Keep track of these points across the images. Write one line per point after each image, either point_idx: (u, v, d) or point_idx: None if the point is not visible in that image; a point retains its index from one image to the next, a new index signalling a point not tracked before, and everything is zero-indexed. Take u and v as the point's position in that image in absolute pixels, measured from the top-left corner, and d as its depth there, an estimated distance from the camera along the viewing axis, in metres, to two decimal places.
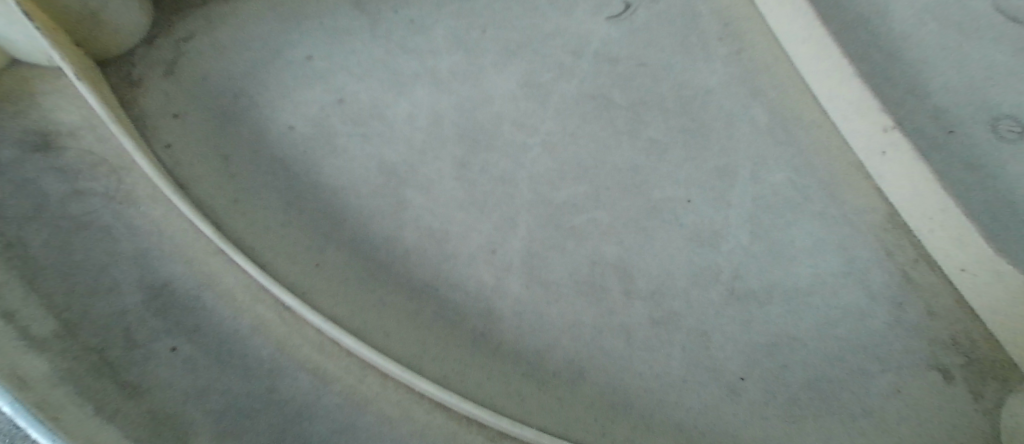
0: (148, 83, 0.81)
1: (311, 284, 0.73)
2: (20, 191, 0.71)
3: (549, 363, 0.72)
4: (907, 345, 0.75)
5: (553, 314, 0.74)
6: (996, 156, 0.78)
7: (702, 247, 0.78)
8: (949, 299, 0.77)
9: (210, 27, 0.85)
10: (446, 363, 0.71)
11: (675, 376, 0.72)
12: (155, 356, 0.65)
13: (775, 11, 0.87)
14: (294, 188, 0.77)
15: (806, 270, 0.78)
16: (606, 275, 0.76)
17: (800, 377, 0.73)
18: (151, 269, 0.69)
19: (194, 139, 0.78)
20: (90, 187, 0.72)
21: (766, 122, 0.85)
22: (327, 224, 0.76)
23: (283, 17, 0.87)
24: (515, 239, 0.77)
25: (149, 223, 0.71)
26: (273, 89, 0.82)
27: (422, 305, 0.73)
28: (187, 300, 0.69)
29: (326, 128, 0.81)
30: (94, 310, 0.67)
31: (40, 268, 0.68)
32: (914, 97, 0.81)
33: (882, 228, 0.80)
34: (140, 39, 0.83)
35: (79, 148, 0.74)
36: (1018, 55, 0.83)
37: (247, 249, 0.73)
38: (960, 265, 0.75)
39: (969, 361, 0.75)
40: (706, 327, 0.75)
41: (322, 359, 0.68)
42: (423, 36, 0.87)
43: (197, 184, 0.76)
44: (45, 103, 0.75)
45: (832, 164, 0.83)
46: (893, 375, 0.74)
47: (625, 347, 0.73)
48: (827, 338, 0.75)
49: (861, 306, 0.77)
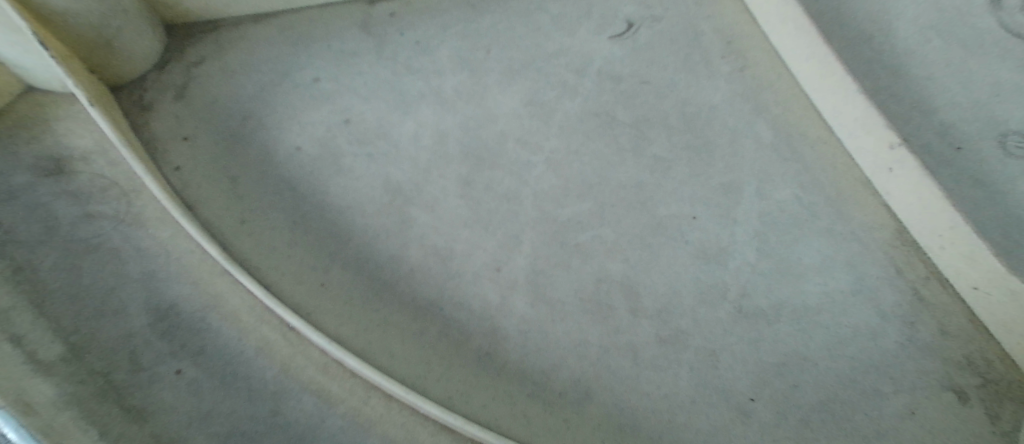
0: (159, 107, 0.82)
1: (317, 304, 0.73)
2: (32, 216, 0.72)
3: (555, 384, 0.71)
4: (920, 365, 0.73)
5: (559, 334, 0.73)
6: (1004, 172, 0.77)
7: (709, 264, 0.78)
8: (962, 317, 0.76)
9: (220, 51, 0.87)
10: (450, 384, 0.70)
11: (684, 397, 0.71)
12: (161, 379, 0.66)
13: (778, 28, 0.87)
14: (300, 208, 0.78)
15: (814, 287, 0.77)
16: (612, 294, 0.76)
17: (812, 398, 0.72)
18: (158, 291, 0.70)
19: (203, 161, 0.79)
20: (100, 211, 0.73)
21: (771, 138, 0.84)
22: (332, 244, 0.76)
23: (290, 40, 0.88)
24: (519, 257, 0.77)
25: (157, 246, 0.72)
26: (280, 111, 0.84)
27: (427, 324, 0.73)
28: (193, 322, 0.69)
29: (332, 149, 0.82)
30: (101, 333, 0.67)
31: (49, 292, 0.69)
32: (919, 113, 0.81)
33: (892, 244, 0.79)
34: (152, 64, 0.85)
35: (90, 172, 0.75)
36: None
37: (254, 270, 0.74)
38: (972, 283, 0.74)
39: (985, 382, 0.73)
40: (714, 346, 0.74)
41: (326, 381, 0.68)
42: (427, 57, 0.88)
43: (205, 205, 0.77)
44: (59, 127, 0.77)
45: (839, 180, 0.82)
46: (906, 396, 0.72)
47: (632, 367, 0.72)
48: (838, 357, 0.74)
49: (872, 324, 0.75)
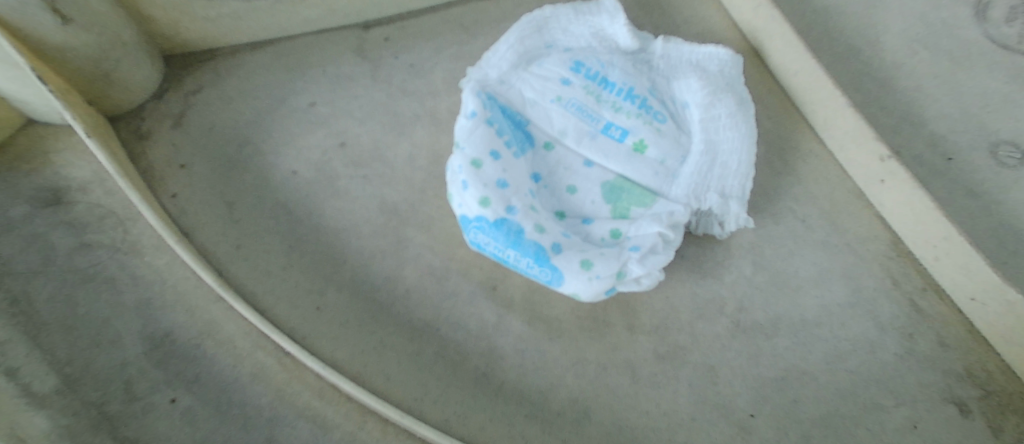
0: (157, 135, 0.82)
1: (312, 328, 0.71)
2: (29, 247, 0.73)
3: (553, 403, 0.70)
4: (920, 378, 0.73)
5: (556, 352, 0.73)
6: (996, 182, 0.78)
7: (705, 278, 0.78)
8: (961, 329, 0.75)
9: (217, 79, 0.87)
10: (448, 407, 0.68)
11: (684, 414, 0.70)
12: (155, 409, 0.66)
13: (769, 43, 0.88)
14: (296, 231, 0.78)
15: (812, 301, 0.77)
16: (610, 311, 0.76)
17: (813, 413, 0.71)
18: (153, 320, 0.71)
19: (200, 187, 0.79)
20: (97, 240, 0.74)
21: (763, 153, 0.85)
22: (328, 266, 0.76)
23: (286, 67, 0.89)
24: (515, 276, 0.77)
25: (153, 273, 0.73)
26: (276, 136, 0.84)
27: (423, 345, 0.72)
28: (187, 349, 0.69)
29: (328, 172, 0.82)
30: (96, 363, 0.68)
31: (45, 323, 0.69)
32: (910, 124, 0.81)
33: (888, 257, 0.79)
34: (150, 94, 0.85)
35: (88, 202, 0.76)
36: (1008, 83, 0.84)
37: (249, 295, 0.73)
38: (969, 294, 0.73)
39: (987, 394, 0.72)
40: (712, 362, 0.73)
41: (321, 406, 0.68)
42: (422, 79, 0.89)
43: (201, 231, 0.76)
44: (58, 159, 0.78)
45: (833, 191, 0.83)
46: (907, 409, 0.71)
47: (631, 385, 0.71)
48: (837, 371, 0.73)
49: (871, 337, 0.75)
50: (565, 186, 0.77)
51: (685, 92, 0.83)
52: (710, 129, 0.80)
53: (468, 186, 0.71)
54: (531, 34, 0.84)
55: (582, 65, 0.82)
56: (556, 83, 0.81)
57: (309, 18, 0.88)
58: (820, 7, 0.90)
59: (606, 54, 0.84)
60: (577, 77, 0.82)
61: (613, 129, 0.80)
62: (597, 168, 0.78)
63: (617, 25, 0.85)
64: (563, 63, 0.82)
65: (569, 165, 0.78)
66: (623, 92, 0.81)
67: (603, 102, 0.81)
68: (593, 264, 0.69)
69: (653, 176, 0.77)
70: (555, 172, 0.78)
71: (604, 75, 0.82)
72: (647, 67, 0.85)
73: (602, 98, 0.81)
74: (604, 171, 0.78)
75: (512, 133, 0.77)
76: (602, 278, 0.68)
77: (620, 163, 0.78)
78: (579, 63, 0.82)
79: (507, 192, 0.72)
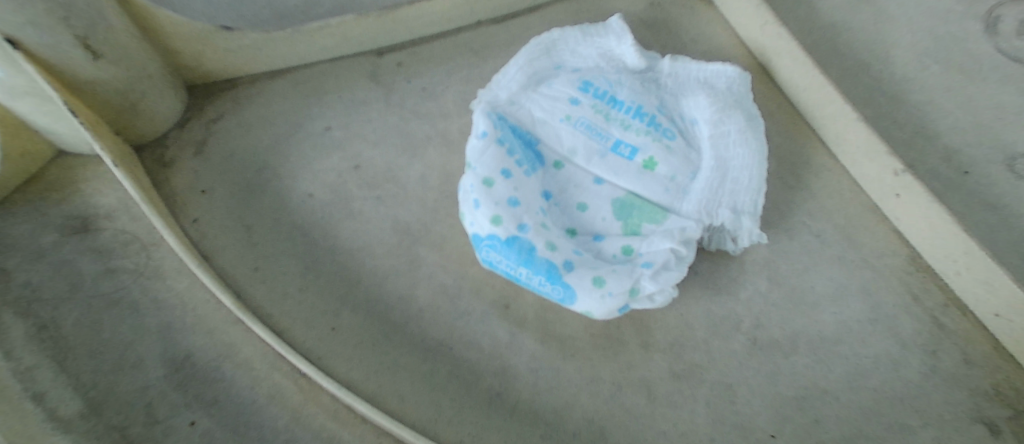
0: (179, 163, 0.85)
1: (327, 349, 0.72)
2: (57, 274, 0.75)
3: (568, 424, 0.69)
4: (947, 396, 0.71)
5: (569, 372, 0.72)
6: (1015, 195, 0.77)
7: (720, 295, 0.77)
8: (985, 345, 0.73)
9: (237, 107, 0.90)
10: (462, 427, 0.68)
11: (702, 435, 0.69)
12: (175, 431, 0.67)
13: (776, 60, 0.89)
14: (311, 253, 0.79)
15: (830, 317, 0.76)
16: (623, 329, 0.75)
17: (836, 433, 0.69)
18: (174, 343, 0.72)
19: (219, 211, 0.81)
20: (122, 265, 0.76)
21: (775, 168, 0.85)
22: (343, 287, 0.77)
23: (303, 93, 0.91)
24: (528, 294, 0.78)
25: (174, 297, 0.75)
26: (293, 160, 0.86)
27: (436, 365, 0.72)
28: (206, 372, 0.71)
29: (343, 194, 0.84)
30: (118, 386, 0.69)
31: (71, 347, 0.71)
32: (923, 137, 0.81)
33: (906, 271, 0.78)
34: (174, 123, 0.88)
35: (114, 229, 0.79)
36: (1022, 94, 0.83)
37: (266, 317, 0.74)
38: (992, 310, 0.71)
39: (1016, 413, 0.69)
40: (730, 380, 0.72)
41: (337, 428, 0.68)
42: (434, 102, 0.91)
43: (220, 255, 0.78)
44: (87, 188, 0.81)
45: (847, 206, 0.82)
46: (935, 429, 0.69)
47: (648, 406, 0.70)
48: (860, 389, 0.71)
49: (893, 354, 0.73)
50: (575, 203, 0.77)
51: (693, 109, 0.84)
52: (719, 145, 0.80)
53: (480, 204, 0.72)
54: (540, 56, 0.86)
55: (590, 85, 0.84)
56: (565, 103, 0.82)
57: (325, 46, 0.91)
58: (827, 22, 0.90)
59: (614, 73, 0.86)
60: (586, 97, 0.83)
61: (621, 147, 0.80)
62: (608, 185, 0.78)
63: (624, 46, 0.87)
64: (572, 83, 0.84)
65: (579, 183, 0.79)
66: (631, 110, 0.82)
67: (611, 121, 0.81)
68: (605, 281, 0.69)
69: (664, 192, 0.77)
70: (566, 189, 0.78)
71: (612, 93, 0.83)
72: (654, 85, 0.85)
73: (612, 116, 0.82)
74: (614, 188, 0.78)
75: (522, 152, 0.78)
76: (614, 295, 0.68)
77: (630, 180, 0.78)
78: (587, 83, 0.84)
79: (518, 211, 0.72)
